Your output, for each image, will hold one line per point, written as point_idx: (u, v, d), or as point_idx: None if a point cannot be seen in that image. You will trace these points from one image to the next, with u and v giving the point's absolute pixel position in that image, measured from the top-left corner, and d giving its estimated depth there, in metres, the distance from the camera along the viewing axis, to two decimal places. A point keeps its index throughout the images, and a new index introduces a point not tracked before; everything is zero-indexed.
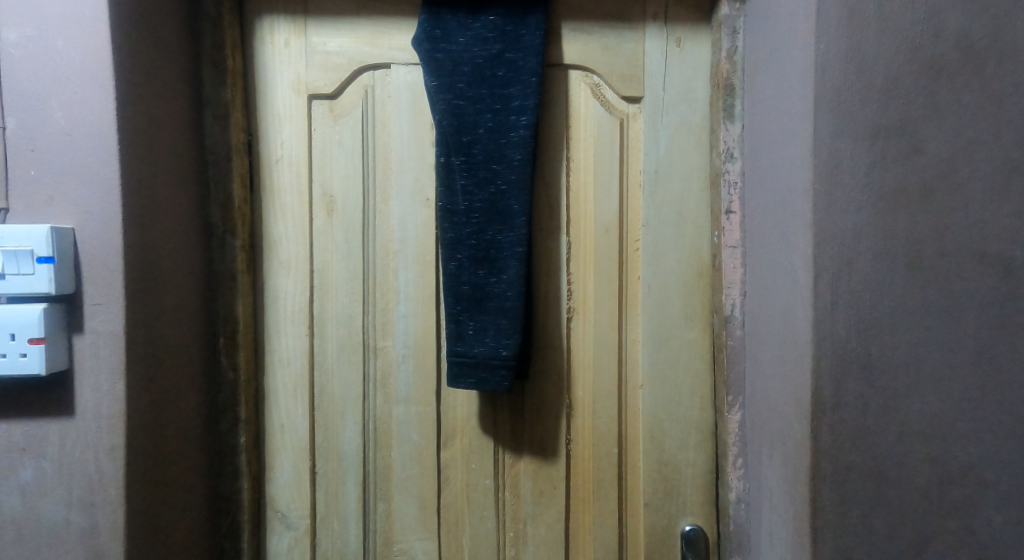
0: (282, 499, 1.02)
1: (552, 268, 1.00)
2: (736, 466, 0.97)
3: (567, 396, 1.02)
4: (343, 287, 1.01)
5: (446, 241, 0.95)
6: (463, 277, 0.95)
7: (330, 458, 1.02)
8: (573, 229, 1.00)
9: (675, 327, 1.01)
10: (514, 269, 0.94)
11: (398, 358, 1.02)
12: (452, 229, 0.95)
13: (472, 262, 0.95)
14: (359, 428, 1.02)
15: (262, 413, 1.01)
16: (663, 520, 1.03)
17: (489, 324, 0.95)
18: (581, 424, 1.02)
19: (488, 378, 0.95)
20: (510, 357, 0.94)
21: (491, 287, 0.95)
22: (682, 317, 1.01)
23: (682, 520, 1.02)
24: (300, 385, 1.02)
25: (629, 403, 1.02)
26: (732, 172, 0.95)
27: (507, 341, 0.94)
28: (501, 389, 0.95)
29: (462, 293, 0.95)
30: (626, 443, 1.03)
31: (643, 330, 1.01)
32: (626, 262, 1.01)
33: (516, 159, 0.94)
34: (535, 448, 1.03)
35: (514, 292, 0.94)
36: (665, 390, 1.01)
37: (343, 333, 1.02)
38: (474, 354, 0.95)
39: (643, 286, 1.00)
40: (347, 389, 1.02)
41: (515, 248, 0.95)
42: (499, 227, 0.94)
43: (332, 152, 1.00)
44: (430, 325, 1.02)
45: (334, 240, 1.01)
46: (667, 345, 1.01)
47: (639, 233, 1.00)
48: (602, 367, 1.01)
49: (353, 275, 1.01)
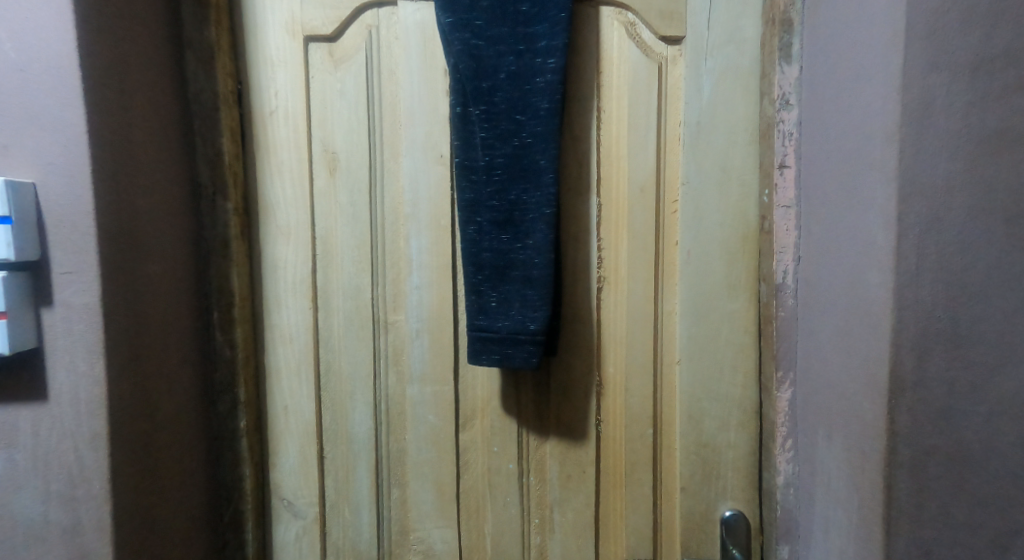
0: (288, 485, 0.95)
1: (580, 233, 0.90)
2: (784, 448, 0.89)
3: (597, 373, 0.94)
4: (348, 256, 0.93)
5: (464, 202, 0.86)
6: (485, 242, 0.86)
7: (340, 439, 0.95)
8: (603, 189, 0.90)
9: (717, 297, 0.91)
10: (542, 233, 0.84)
11: (411, 332, 0.94)
12: (472, 189, 0.85)
13: (494, 226, 0.85)
14: (371, 409, 0.95)
15: (264, 393, 0.94)
16: (700, 505, 0.95)
17: (514, 294, 0.85)
18: (612, 403, 0.94)
19: (513, 356, 0.85)
20: (539, 331, 0.84)
21: (516, 253, 0.85)
22: (724, 287, 0.91)
23: (722, 505, 0.94)
24: (305, 362, 0.94)
25: (665, 381, 0.94)
26: (787, 122, 0.85)
27: (534, 313, 0.85)
28: (529, 366, 0.85)
29: (483, 260, 0.86)
30: (662, 422, 0.95)
31: (681, 302, 0.92)
32: (663, 225, 0.91)
33: (543, 108, 0.83)
34: (562, 430, 0.95)
35: (542, 259, 0.84)
36: (705, 365, 0.93)
37: (351, 306, 0.93)
38: (499, 328, 0.85)
39: (681, 251, 0.91)
40: (357, 365, 0.94)
41: (542, 209, 0.84)
42: (524, 186, 0.84)
43: (333, 103, 0.90)
44: (446, 297, 0.93)
45: (339, 205, 0.92)
46: (708, 317, 0.92)
47: (677, 193, 0.90)
48: (636, 340, 0.93)
49: (360, 244, 0.92)
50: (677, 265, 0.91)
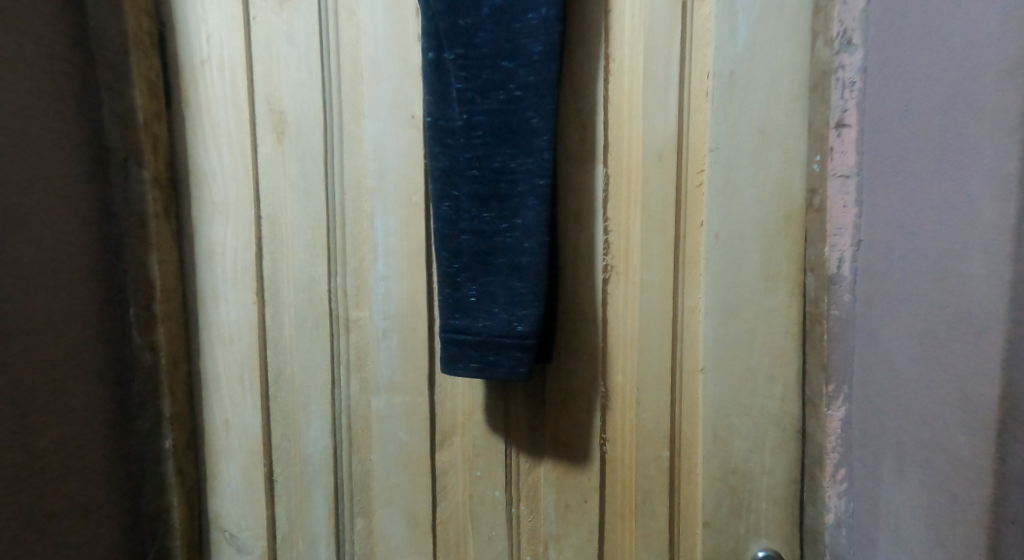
0: (230, 514, 0.80)
1: (583, 211, 0.75)
2: (836, 480, 0.71)
3: (602, 382, 0.77)
4: (300, 239, 0.76)
5: (437, 173, 0.69)
6: (462, 222, 0.69)
7: (293, 460, 0.79)
8: (608, 157, 0.74)
9: (751, 291, 0.75)
10: (532, 211, 0.67)
11: (377, 333, 0.77)
12: (447, 155, 0.68)
13: (473, 203, 0.68)
14: (329, 425, 0.79)
15: (199, 404, 0.78)
16: (729, 542, 0.78)
17: (498, 288, 0.68)
18: (619, 418, 0.78)
19: (495, 364, 0.68)
20: (528, 333, 0.68)
21: (500, 236, 0.68)
22: (761, 278, 0.74)
23: (754, 544, 0.77)
24: (251, 367, 0.78)
25: (684, 393, 0.78)
26: (848, 68, 0.67)
27: (522, 311, 0.68)
28: (515, 378, 0.68)
29: (461, 245, 0.69)
30: (681, 443, 0.78)
31: (706, 297, 0.76)
32: (685, 201, 0.75)
33: (536, 51, 0.66)
34: (559, 450, 0.79)
35: (532, 244, 0.67)
36: (736, 373, 0.76)
37: (304, 301, 0.77)
38: (478, 329, 0.69)
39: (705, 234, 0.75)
40: (312, 372, 0.78)
41: (533, 181, 0.67)
42: (510, 151, 0.67)
43: (279, 51, 0.73)
44: (420, 290, 0.76)
45: (288, 177, 0.75)
46: (740, 314, 0.75)
47: (704, 162, 0.74)
48: (650, 344, 0.76)
49: (315, 224, 0.76)
50: (701, 250, 0.75)
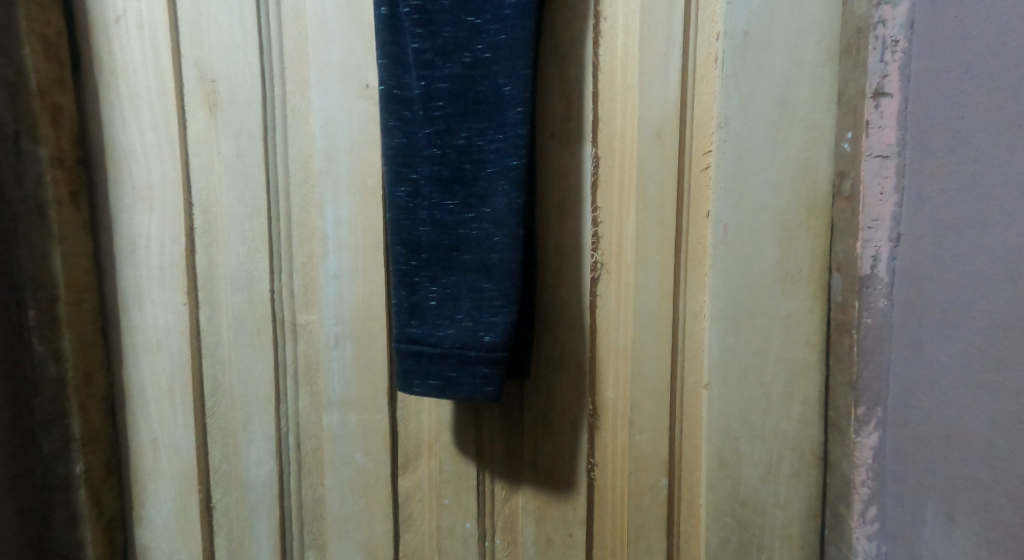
0: (161, 548, 0.69)
1: (568, 199, 0.65)
2: (865, 519, 0.59)
3: (590, 398, 0.67)
4: (236, 230, 0.66)
5: (391, 152, 0.59)
6: (421, 209, 0.59)
7: (233, 486, 0.69)
8: (596, 136, 0.64)
9: (765, 293, 0.64)
10: (503, 196, 0.58)
11: (328, 339, 0.67)
12: (403, 132, 0.58)
13: (434, 188, 0.59)
14: (274, 445, 0.68)
15: (121, 421, 0.68)
16: None
17: (462, 289, 0.58)
18: (609, 440, 0.68)
19: (458, 383, 0.57)
20: (497, 345, 0.57)
21: (465, 228, 0.58)
22: (776, 278, 0.63)
23: None
24: (182, 380, 0.67)
25: (686, 411, 0.67)
26: (890, 24, 0.55)
27: (490, 317, 0.57)
28: (483, 399, 0.57)
29: (419, 237, 0.59)
30: (680, 468, 0.68)
31: (712, 300, 0.65)
32: (689, 188, 0.64)
33: (507, 6, 0.56)
34: (540, 477, 0.68)
35: (503, 236, 0.58)
36: (746, 389, 0.65)
37: (243, 303, 0.66)
38: (438, 339, 0.58)
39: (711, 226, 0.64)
40: (253, 385, 0.67)
41: (504, 162, 0.57)
42: (477, 127, 0.57)
43: (207, 8, 0.63)
44: (376, 290, 0.65)
45: (222, 156, 0.65)
46: (751, 320, 0.65)
47: (710, 142, 0.63)
48: (646, 353, 0.66)
49: (255, 213, 0.65)
50: (706, 246, 0.65)
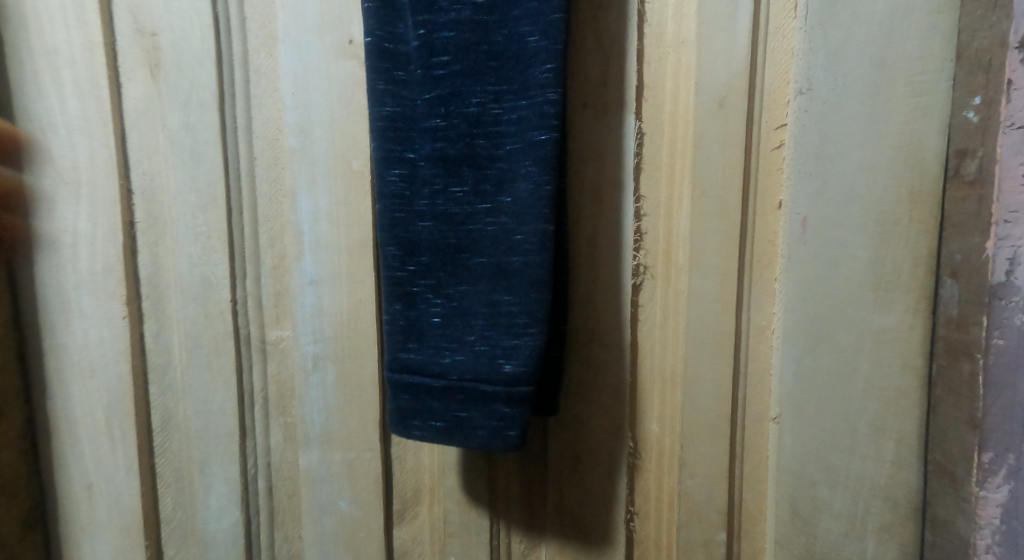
0: None
1: (604, 186, 0.52)
2: None
3: (630, 434, 0.54)
4: (185, 224, 0.53)
5: (381, 124, 0.47)
6: (419, 197, 0.46)
7: (189, 538, 0.56)
8: (639, 106, 0.51)
9: (850, 305, 0.49)
10: (525, 180, 0.45)
11: (304, 360, 0.54)
12: (396, 98, 0.46)
13: (436, 170, 0.46)
14: (239, 490, 0.55)
15: (44, 462, 0.55)
16: None
17: (474, 303, 0.46)
18: (653, 484, 0.55)
19: (468, 425, 0.45)
20: (519, 378, 0.45)
21: (476, 222, 0.46)
22: (867, 285, 0.49)
23: None
24: (123, 412, 0.54)
25: (747, 449, 0.55)
26: None
27: (510, 341, 0.45)
28: (502, 447, 0.45)
29: (417, 232, 0.47)
30: (740, 517, 0.55)
31: (784, 313, 0.53)
32: (757, 172, 0.51)
33: None
34: (565, 526, 0.56)
35: (526, 232, 0.45)
36: (824, 425, 0.51)
37: (198, 314, 0.54)
38: (442, 369, 0.46)
39: (784, 218, 0.52)
40: (211, 416, 0.54)
41: (527, 135, 0.45)
42: (491, 89, 0.45)
43: None
44: (364, 299, 0.53)
45: (168, 131, 0.53)
46: (834, 339, 0.50)
47: (786, 113, 0.50)
48: (700, 379, 0.53)
49: (211, 203, 0.53)
50: (776, 244, 0.52)
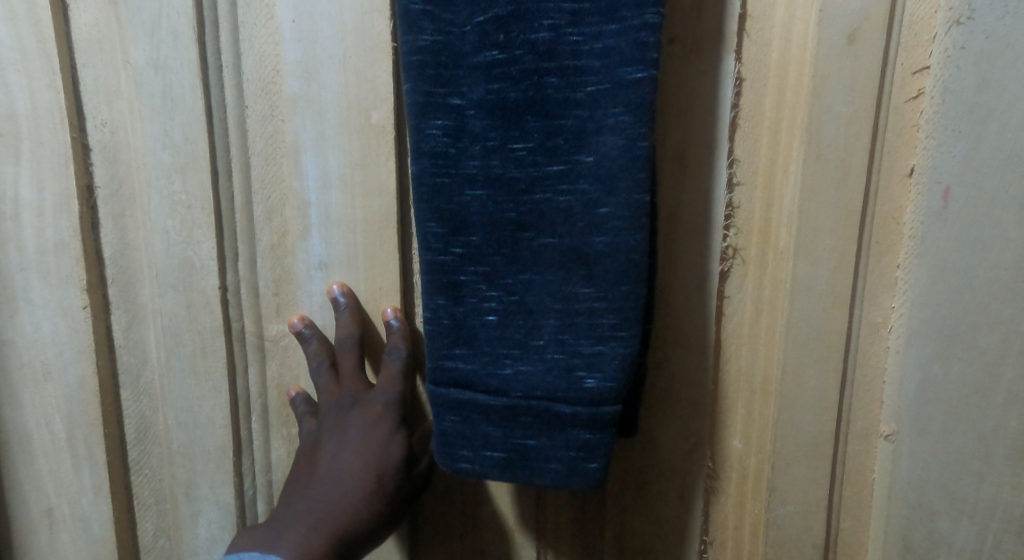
0: None
1: (691, 148, 0.41)
2: None
3: (709, 450, 0.44)
4: (159, 191, 0.42)
5: (417, 59, 0.37)
6: (468, 156, 0.37)
7: None
8: (736, 45, 0.40)
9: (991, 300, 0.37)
10: (613, 134, 0.35)
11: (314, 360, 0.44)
12: (437, 22, 0.36)
13: (491, 121, 0.36)
14: (233, 519, 0.45)
15: None
16: None
17: (542, 299, 0.37)
18: (732, 510, 0.45)
19: (535, 456, 0.37)
20: (605, 396, 0.36)
21: (545, 189, 0.36)
22: (1011, 271, 0.37)
23: None
24: (88, 423, 0.44)
25: (850, 469, 0.44)
26: None
27: (590, 347, 0.36)
28: (580, 482, 0.37)
29: (466, 202, 0.37)
30: (835, 548, 0.45)
31: (909, 308, 0.42)
32: (885, 129, 0.40)
33: None
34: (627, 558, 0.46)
35: (613, 203, 0.35)
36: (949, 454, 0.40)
37: (178, 304, 0.43)
38: (502, 383, 0.37)
39: (916, 188, 0.41)
40: (198, 429, 0.44)
41: (615, 74, 0.35)
42: (569, 9, 0.35)
43: None
44: (388, 287, 0.43)
45: (131, 70, 0.42)
46: (970, 344, 0.39)
47: (930, 53, 0.39)
48: (804, 388, 0.42)
49: (190, 164, 0.42)
50: (902, 222, 0.41)
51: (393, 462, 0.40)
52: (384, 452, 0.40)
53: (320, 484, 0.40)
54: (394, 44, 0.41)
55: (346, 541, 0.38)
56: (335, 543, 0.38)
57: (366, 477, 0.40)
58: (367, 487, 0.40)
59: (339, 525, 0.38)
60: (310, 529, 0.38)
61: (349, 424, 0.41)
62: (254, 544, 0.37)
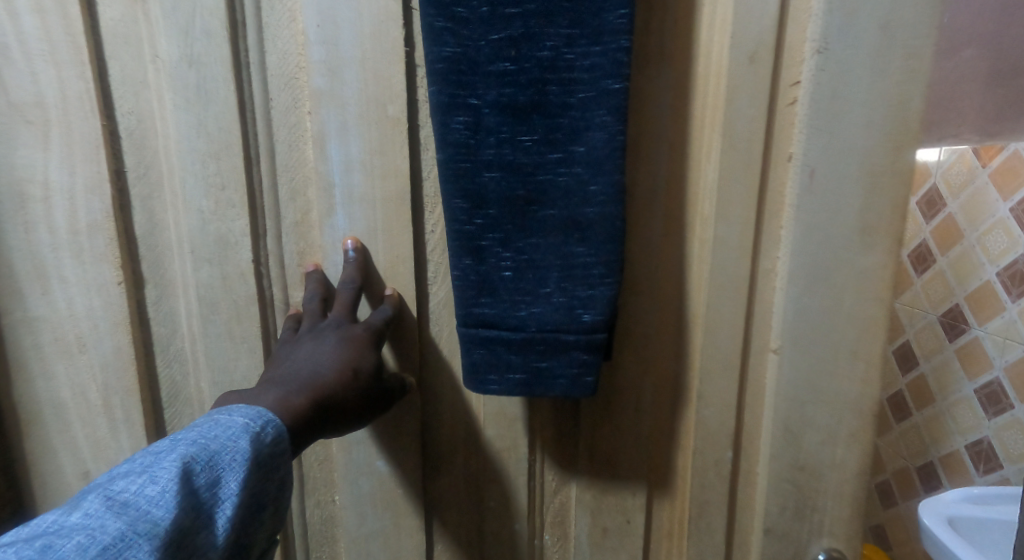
0: None
1: (641, 140, 0.54)
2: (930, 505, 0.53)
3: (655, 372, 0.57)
4: (193, 174, 0.47)
5: (441, 66, 0.45)
6: (484, 146, 0.46)
7: None
8: (664, 60, 0.53)
9: (843, 247, 0.54)
10: (599, 129, 0.45)
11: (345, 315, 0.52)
12: (457, 37, 0.45)
13: (503, 118, 0.45)
14: None
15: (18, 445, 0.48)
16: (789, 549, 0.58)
17: (547, 256, 0.47)
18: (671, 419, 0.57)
19: (548, 374, 0.47)
20: (597, 326, 0.47)
21: (547, 172, 0.46)
22: (854, 231, 0.54)
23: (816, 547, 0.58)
24: (125, 389, 0.48)
25: (750, 384, 0.57)
26: None
27: (585, 292, 0.47)
28: (578, 391, 0.47)
29: (484, 183, 0.46)
30: (743, 443, 0.58)
31: (789, 260, 0.55)
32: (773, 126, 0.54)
33: None
34: (597, 465, 0.57)
35: (599, 182, 0.46)
36: (816, 361, 0.56)
37: (213, 276, 0.48)
38: (519, 322, 0.47)
39: (792, 170, 0.54)
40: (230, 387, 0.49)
41: (599, 84, 0.45)
42: (565, 33, 0.45)
43: None
44: (404, 256, 0.50)
45: (160, 63, 0.46)
46: (830, 280, 0.55)
47: (802, 69, 0.53)
48: (721, 320, 0.55)
49: (223, 150, 0.47)
50: (784, 195, 0.55)
51: (369, 365, 0.47)
52: (361, 357, 0.46)
53: (301, 369, 0.45)
54: (406, 49, 0.48)
55: (317, 410, 0.44)
56: (309, 408, 0.43)
57: (342, 373, 0.45)
58: (342, 378, 0.45)
59: (316, 395, 0.44)
60: (292, 390, 0.44)
61: (336, 334, 0.47)
62: (242, 399, 0.43)
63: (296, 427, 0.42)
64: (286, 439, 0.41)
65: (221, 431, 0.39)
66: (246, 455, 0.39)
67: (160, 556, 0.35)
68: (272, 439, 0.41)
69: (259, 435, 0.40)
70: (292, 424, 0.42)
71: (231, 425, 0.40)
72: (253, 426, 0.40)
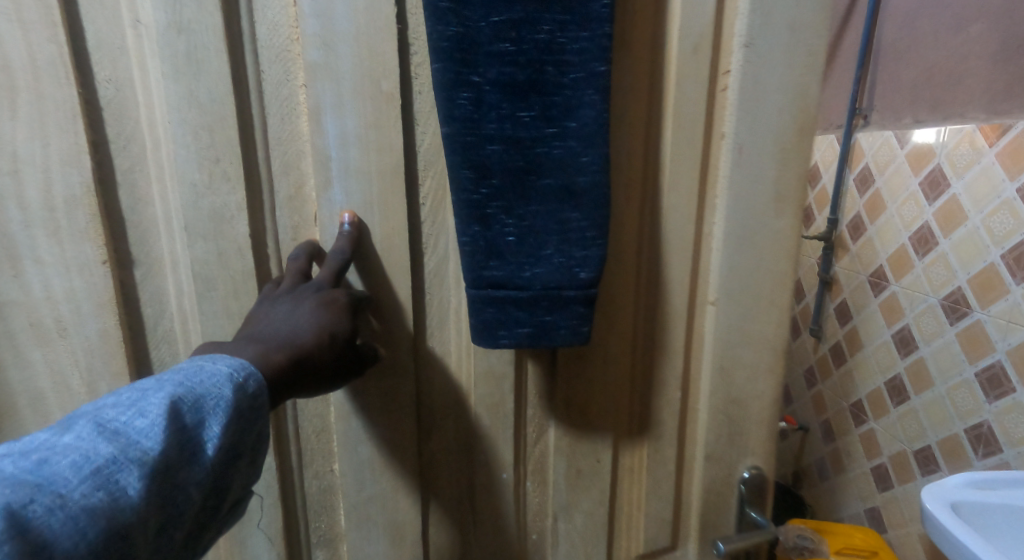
0: None
1: None
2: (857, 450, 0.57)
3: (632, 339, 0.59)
4: (182, 145, 0.46)
5: (443, 45, 0.45)
6: (486, 121, 0.47)
7: None
8: (645, 41, 0.53)
9: (759, 217, 0.57)
10: (590, 105, 0.48)
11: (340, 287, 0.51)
12: (459, 18, 0.45)
13: (503, 95, 0.47)
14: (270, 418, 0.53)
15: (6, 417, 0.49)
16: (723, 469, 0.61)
17: (545, 222, 0.49)
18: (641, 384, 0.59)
19: (553, 328, 0.49)
20: (595, 282, 0.49)
21: (544, 146, 0.48)
22: (768, 199, 0.57)
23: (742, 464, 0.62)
24: (111, 373, 0.49)
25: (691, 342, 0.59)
26: None
27: (581, 252, 0.49)
28: (577, 342, 0.50)
29: (485, 157, 0.47)
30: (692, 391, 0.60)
31: (717, 229, 0.57)
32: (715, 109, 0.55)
33: None
34: (570, 412, 0.58)
35: (590, 154, 0.48)
36: (736, 320, 0.59)
37: (211, 250, 0.48)
38: (526, 281, 0.49)
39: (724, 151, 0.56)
40: None
41: (589, 66, 0.47)
42: (558, 19, 0.46)
43: None
44: (400, 228, 0.50)
45: (141, 28, 0.45)
46: (755, 248, 0.58)
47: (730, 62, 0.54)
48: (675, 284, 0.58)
49: (216, 122, 0.46)
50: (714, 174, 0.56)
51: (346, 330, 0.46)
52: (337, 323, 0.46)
53: (276, 330, 0.45)
54: (398, 26, 0.48)
55: (296, 367, 0.44)
56: (288, 366, 0.43)
57: (319, 337, 0.45)
58: (320, 341, 0.45)
59: (296, 351, 0.44)
60: (274, 346, 0.44)
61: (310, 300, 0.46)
62: (224, 349, 0.43)
63: (274, 382, 0.43)
64: (264, 392, 0.42)
65: (206, 377, 0.40)
66: (227, 401, 0.40)
67: (146, 483, 0.37)
68: (254, 389, 0.41)
69: (243, 383, 0.41)
70: (270, 378, 0.43)
71: (215, 372, 0.41)
72: (235, 375, 0.41)
